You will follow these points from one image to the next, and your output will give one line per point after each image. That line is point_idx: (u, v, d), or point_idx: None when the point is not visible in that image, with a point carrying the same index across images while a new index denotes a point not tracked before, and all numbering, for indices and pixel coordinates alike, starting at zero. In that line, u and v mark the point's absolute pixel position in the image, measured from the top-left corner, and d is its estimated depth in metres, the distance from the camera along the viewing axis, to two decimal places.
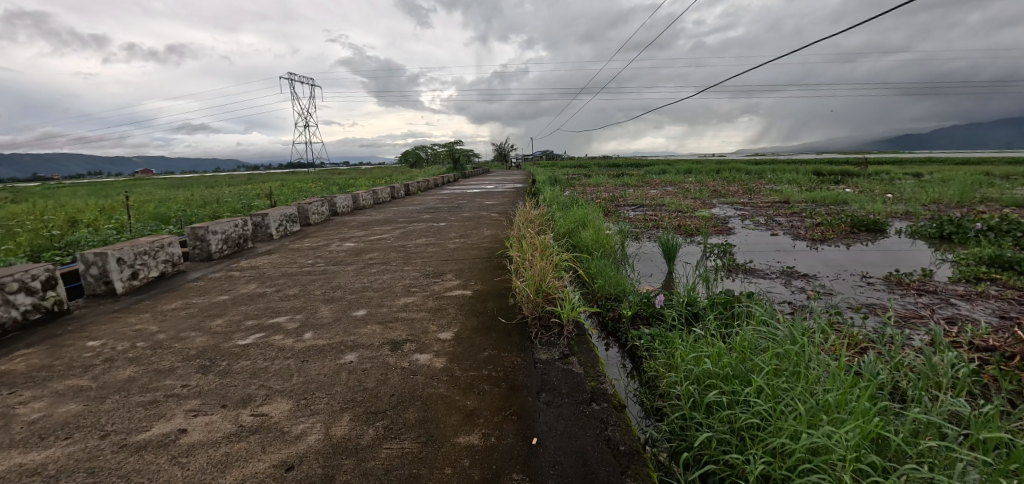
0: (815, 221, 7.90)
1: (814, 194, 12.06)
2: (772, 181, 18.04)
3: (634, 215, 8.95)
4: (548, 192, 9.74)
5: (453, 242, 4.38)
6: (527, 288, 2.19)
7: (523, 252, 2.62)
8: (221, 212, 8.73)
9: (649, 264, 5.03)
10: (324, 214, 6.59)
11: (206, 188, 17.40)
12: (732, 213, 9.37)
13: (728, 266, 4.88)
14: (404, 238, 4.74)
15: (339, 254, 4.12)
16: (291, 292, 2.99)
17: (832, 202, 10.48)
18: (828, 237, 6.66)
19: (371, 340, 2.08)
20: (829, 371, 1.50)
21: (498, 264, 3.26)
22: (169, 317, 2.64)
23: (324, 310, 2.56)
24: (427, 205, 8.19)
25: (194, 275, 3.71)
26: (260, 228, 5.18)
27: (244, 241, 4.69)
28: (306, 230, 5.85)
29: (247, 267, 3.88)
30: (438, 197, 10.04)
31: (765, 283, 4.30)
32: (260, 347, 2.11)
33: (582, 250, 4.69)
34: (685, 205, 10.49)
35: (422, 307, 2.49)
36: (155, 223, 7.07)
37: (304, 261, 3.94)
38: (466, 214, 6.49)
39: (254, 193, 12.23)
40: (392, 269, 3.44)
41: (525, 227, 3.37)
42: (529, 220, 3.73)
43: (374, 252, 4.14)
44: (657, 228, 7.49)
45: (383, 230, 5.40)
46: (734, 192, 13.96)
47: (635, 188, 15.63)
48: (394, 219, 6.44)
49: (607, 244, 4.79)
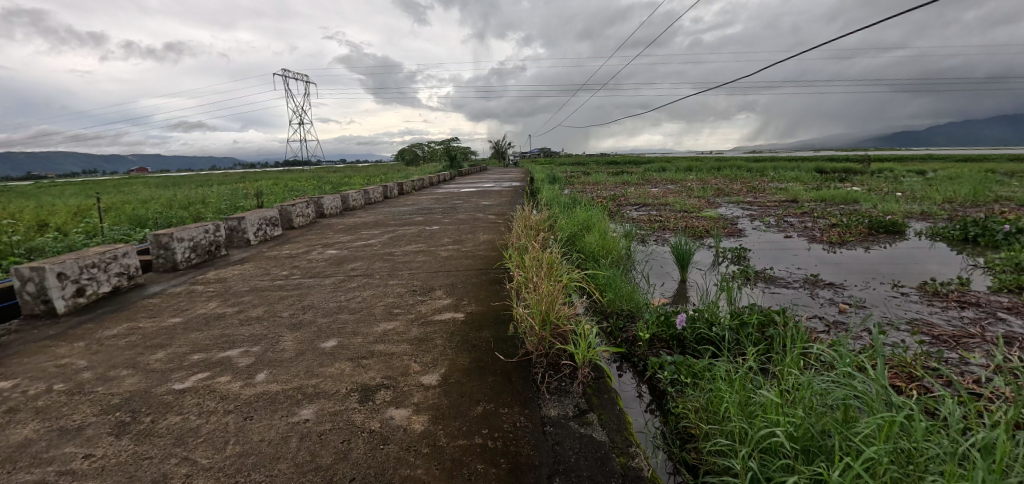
0: (830, 221, 7.51)
1: (822, 192, 11.70)
2: (776, 179, 17.66)
3: (638, 215, 8.53)
4: (548, 191, 9.31)
5: (447, 249, 3.97)
6: (531, 318, 1.78)
7: (526, 269, 2.21)
8: (204, 214, 8.27)
9: (659, 270, 4.64)
10: (309, 216, 6.15)
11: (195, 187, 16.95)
12: (740, 213, 8.98)
13: (747, 273, 4.51)
14: (392, 245, 4.32)
15: (319, 264, 3.69)
16: (255, 313, 2.57)
17: (842, 202, 10.11)
18: (846, 240, 6.28)
19: (336, 386, 1.66)
20: (948, 451, 1.13)
21: (496, 279, 2.86)
22: (105, 348, 2.23)
23: (287, 339, 2.14)
24: (421, 206, 7.75)
25: (152, 290, 3.28)
26: (236, 233, 4.74)
27: (217, 248, 4.27)
28: (288, 234, 5.42)
29: (214, 280, 3.44)
30: (433, 197, 9.61)
31: (790, 295, 3.93)
32: (199, 394, 1.69)
33: (589, 256, 4.29)
34: (690, 205, 10.11)
35: (404, 337, 2.07)
36: (129, 226, 6.60)
37: (279, 272, 3.52)
38: (461, 216, 6.07)
39: (241, 193, 11.72)
40: (375, 283, 3.03)
41: (526, 234, 2.97)
42: (530, 225, 3.32)
43: (357, 261, 3.72)
44: (664, 229, 7.10)
45: (370, 235, 4.97)
46: (738, 191, 13.62)
47: (636, 187, 15.24)
48: (384, 221, 5.99)
49: (616, 250, 4.39)
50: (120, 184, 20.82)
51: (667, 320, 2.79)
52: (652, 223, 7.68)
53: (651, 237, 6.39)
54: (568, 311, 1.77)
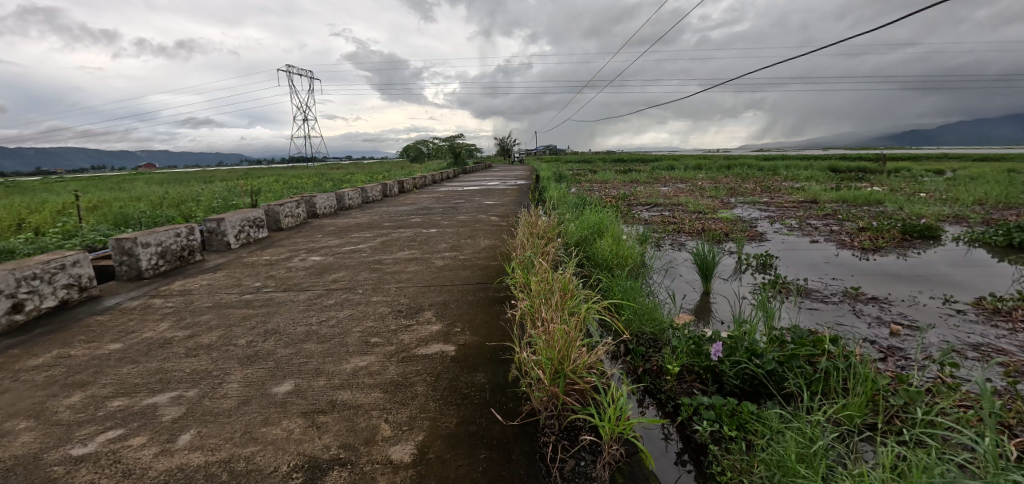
0: (857, 224, 7.01)
1: (841, 193, 11.12)
2: (790, 178, 17.06)
3: (651, 216, 8.03)
4: (554, 191, 8.86)
5: (442, 256, 3.55)
6: (540, 367, 1.35)
7: (533, 294, 1.77)
8: (195, 213, 7.92)
9: (679, 280, 4.18)
10: (299, 217, 5.75)
11: (194, 184, 16.64)
12: (758, 214, 8.48)
13: (778, 284, 4.04)
14: (383, 250, 3.88)
15: (298, 274, 3.27)
16: (207, 339, 2.15)
17: (866, 203, 9.54)
18: (880, 246, 5.78)
19: (275, 461, 1.24)
20: None
21: (497, 297, 2.42)
22: (17, 385, 1.82)
23: (233, 379, 1.72)
24: (421, 205, 7.33)
25: (105, 304, 2.88)
26: (214, 236, 4.35)
27: (190, 253, 3.87)
28: (275, 236, 5.02)
29: (177, 292, 3.03)
30: (434, 196, 9.20)
31: (831, 312, 3.47)
32: (98, 467, 1.28)
33: (601, 266, 3.84)
34: (704, 205, 9.62)
35: (377, 379, 1.64)
36: (111, 227, 6.23)
37: (251, 283, 3.10)
38: (461, 218, 5.64)
39: (237, 191, 11.37)
40: (355, 300, 2.59)
41: (534, 241, 2.53)
42: (538, 231, 2.88)
43: (341, 270, 3.29)
44: (679, 232, 6.62)
45: (361, 238, 4.54)
46: (752, 191, 13.10)
47: (645, 186, 14.75)
48: (378, 223, 5.56)
49: (630, 258, 3.94)
50: (123, 180, 20.62)
51: (699, 348, 2.36)
52: (665, 225, 7.19)
53: (666, 241, 5.92)
54: (591, 356, 1.34)
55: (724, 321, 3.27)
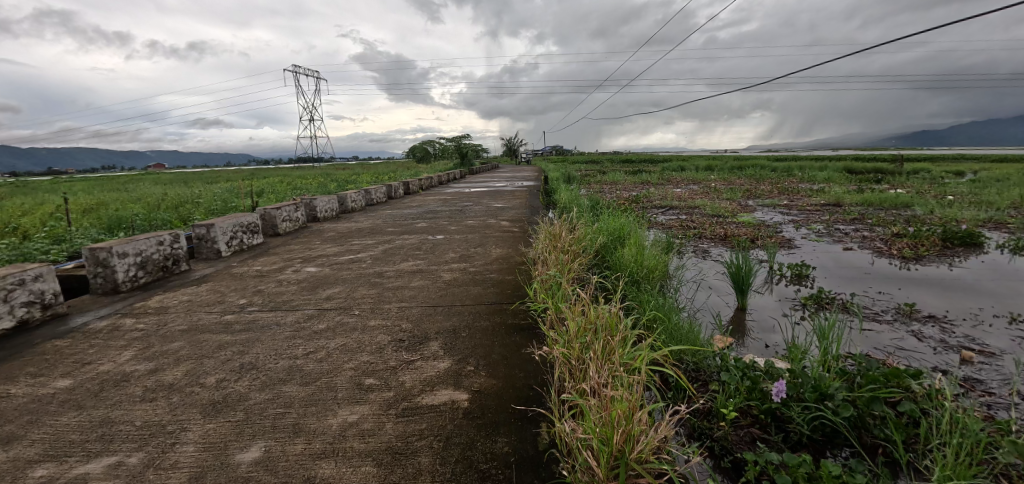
0: (891, 229, 6.54)
1: (865, 195, 10.56)
2: (807, 179, 16.47)
3: (667, 220, 7.59)
4: (565, 193, 8.46)
5: (450, 268, 3.18)
6: (595, 452, 0.98)
7: (572, 333, 1.40)
8: (194, 216, 7.65)
9: (709, 293, 3.79)
10: (298, 221, 5.43)
11: (197, 184, 16.43)
12: (781, 218, 8.04)
13: (819, 299, 3.63)
14: (385, 260, 3.52)
15: (288, 289, 2.92)
16: (171, 376, 1.80)
17: (893, 207, 9.00)
18: (921, 254, 5.33)
19: None
20: None
21: (517, 322, 2.04)
22: None
23: (189, 440, 1.37)
24: (426, 208, 6.98)
25: (71, 324, 2.56)
26: (204, 243, 4.03)
27: (175, 262, 3.55)
28: (270, 242, 4.69)
29: (152, 310, 2.70)
30: (441, 198, 8.85)
31: (887, 335, 3.06)
32: None
33: (625, 279, 3.47)
34: (722, 208, 9.18)
35: (368, 444, 1.28)
36: (101, 231, 5.94)
37: (235, 299, 2.75)
38: (469, 222, 5.28)
39: (240, 192, 11.14)
40: (350, 323, 2.24)
41: (559, 256, 2.17)
42: (561, 242, 2.52)
43: (337, 285, 2.93)
44: (701, 238, 6.20)
45: (362, 245, 4.19)
46: (769, 192, 12.63)
47: (657, 187, 14.33)
48: (381, 227, 5.21)
49: (657, 269, 3.57)
50: (130, 181, 20.57)
51: (756, 386, 1.99)
52: (685, 230, 6.77)
53: (689, 248, 5.51)
54: (662, 434, 0.98)
55: (768, 344, 2.88)
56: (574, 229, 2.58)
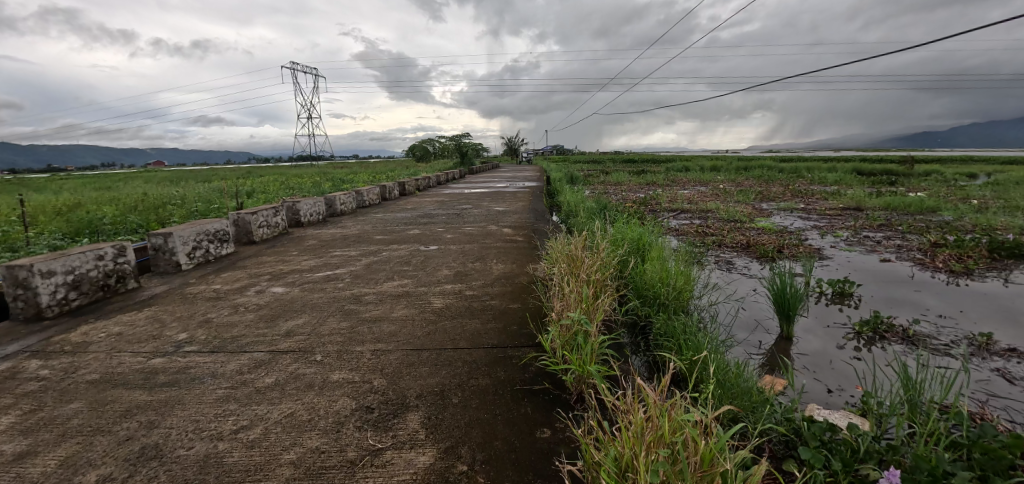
0: (929, 237, 5.96)
1: (886, 198, 9.96)
2: (818, 181, 15.86)
3: (681, 225, 7.04)
4: (571, 196, 7.89)
5: (441, 290, 2.65)
6: None
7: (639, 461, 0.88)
8: (173, 218, 7.14)
9: (746, 316, 3.25)
10: (278, 226, 4.92)
11: (187, 183, 15.95)
12: (802, 223, 7.48)
13: (877, 327, 3.09)
14: (365, 279, 2.97)
15: (243, 319, 2.38)
16: (38, 469, 1.28)
17: (919, 211, 8.39)
18: (970, 267, 4.75)
19: None
20: None
21: (529, 382, 1.52)
22: None
23: None
24: (421, 212, 6.45)
25: None
26: (161, 255, 3.53)
27: (119, 280, 3.05)
28: (242, 252, 4.17)
29: (69, 347, 2.18)
30: (437, 200, 8.31)
31: (973, 379, 2.52)
32: None
33: (651, 302, 2.94)
34: (737, 211, 8.62)
35: None
36: (64, 238, 5.43)
37: (174, 335, 2.23)
38: (467, 229, 4.76)
39: (229, 191, 10.63)
40: (305, 375, 1.71)
41: (583, 289, 1.63)
42: (581, 265, 1.98)
43: (302, 314, 2.39)
44: (721, 247, 5.66)
45: (343, 257, 3.67)
46: (783, 195, 12.06)
47: (665, 188, 13.78)
48: (369, 234, 4.68)
49: (686, 289, 3.04)
50: (123, 180, 20.09)
51: (854, 474, 1.49)
52: (702, 237, 6.22)
53: (711, 259, 4.98)
54: None
55: (830, 388, 2.37)
56: (599, 248, 2.02)
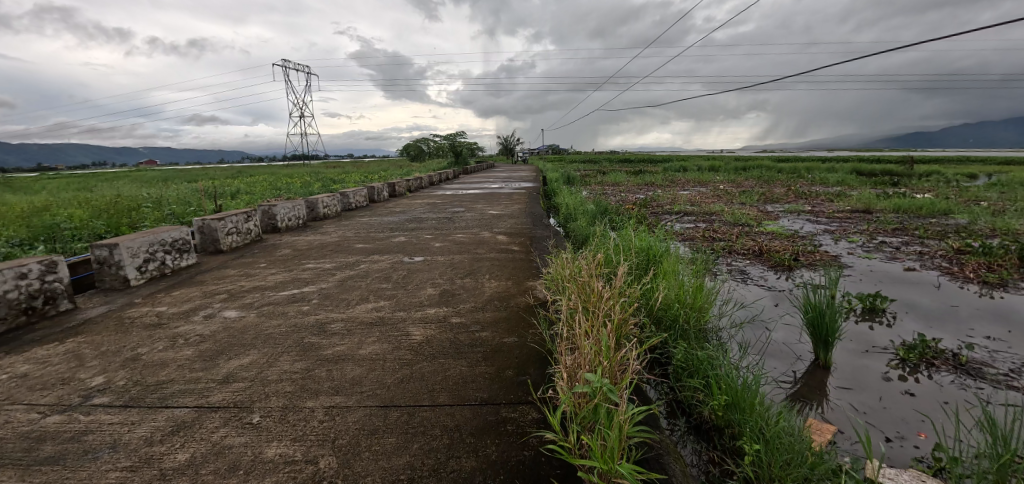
0: (953, 243, 5.56)
1: (893, 200, 9.58)
2: (821, 182, 15.53)
3: (686, 229, 6.64)
4: (569, 198, 7.47)
5: (420, 316, 2.23)
6: None
7: None
8: (145, 221, 6.67)
9: (774, 340, 2.85)
10: (251, 232, 4.48)
11: (168, 183, 15.41)
12: (812, 227, 7.10)
13: (925, 354, 2.70)
14: (335, 300, 2.53)
15: (178, 357, 1.95)
16: None
17: (931, 214, 8.02)
18: (1005, 277, 4.35)
19: None
20: None
21: (532, 474, 1.11)
22: None
23: None
24: (410, 215, 6.02)
25: None
26: (106, 269, 3.09)
27: (48, 300, 2.61)
28: (205, 263, 3.73)
29: None
30: (429, 201, 7.88)
31: None
32: None
33: (667, 323, 2.52)
34: (743, 214, 8.25)
35: None
36: (17, 246, 4.96)
37: (89, 380, 1.80)
38: (458, 235, 4.33)
39: (210, 192, 10.13)
40: (230, 449, 1.29)
41: (604, 340, 1.22)
42: (597, 296, 1.57)
43: (250, 349, 1.96)
44: (731, 254, 5.26)
45: (315, 269, 3.24)
46: (787, 196, 11.70)
47: (664, 189, 13.43)
48: (349, 242, 4.25)
49: (705, 309, 2.64)
50: (107, 180, 19.51)
51: None
52: (710, 243, 5.82)
53: (723, 267, 4.60)
54: None
55: (889, 435, 1.99)
56: (618, 276, 1.62)
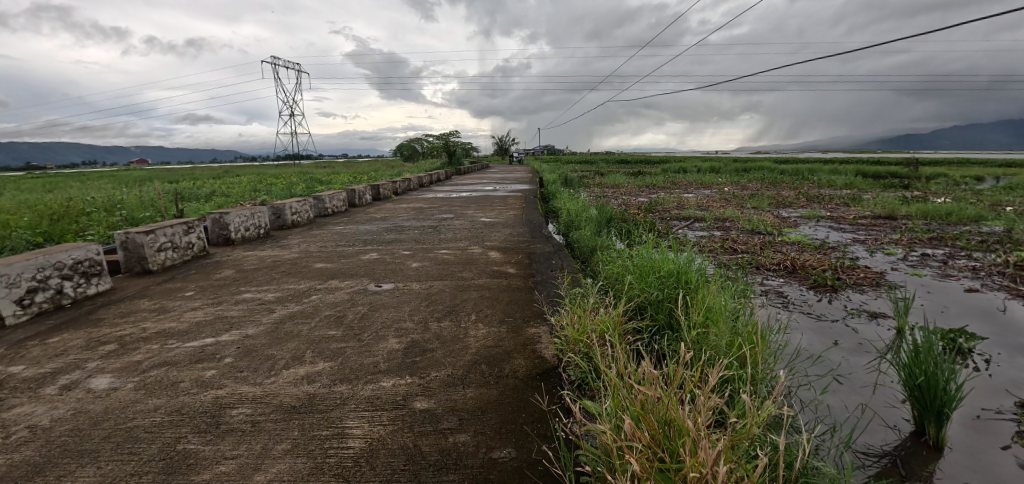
0: (1010, 257, 4.87)
1: (916, 205, 8.94)
2: (828, 185, 14.94)
3: (702, 239, 5.93)
4: (570, 203, 6.74)
5: (366, 397, 1.47)
6: None
7: None
8: (92, 229, 5.86)
9: (855, 402, 2.15)
10: (194, 247, 3.72)
11: (142, 183, 14.48)
12: (840, 236, 6.42)
13: None
14: (255, 359, 1.77)
15: None
16: None
17: (962, 221, 7.38)
18: None
19: None
20: None
21: None
22: None
23: None
24: (391, 224, 5.26)
25: None
26: None
27: None
28: (124, 289, 2.97)
29: None
30: (416, 206, 7.13)
31: None
32: None
33: (718, 384, 1.81)
34: (759, 220, 7.56)
35: None
36: None
37: None
38: (443, 252, 3.60)
39: (180, 194, 9.29)
40: None
41: None
42: (684, 444, 0.87)
43: (84, 469, 1.21)
44: (761, 271, 4.55)
45: (250, 303, 2.48)
46: (799, 200, 11.05)
47: (668, 192, 12.77)
48: (310, 260, 3.49)
49: (769, 365, 1.93)
50: (80, 179, 18.51)
51: None
52: (733, 256, 5.11)
53: (756, 288, 3.88)
54: None
55: None
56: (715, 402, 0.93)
